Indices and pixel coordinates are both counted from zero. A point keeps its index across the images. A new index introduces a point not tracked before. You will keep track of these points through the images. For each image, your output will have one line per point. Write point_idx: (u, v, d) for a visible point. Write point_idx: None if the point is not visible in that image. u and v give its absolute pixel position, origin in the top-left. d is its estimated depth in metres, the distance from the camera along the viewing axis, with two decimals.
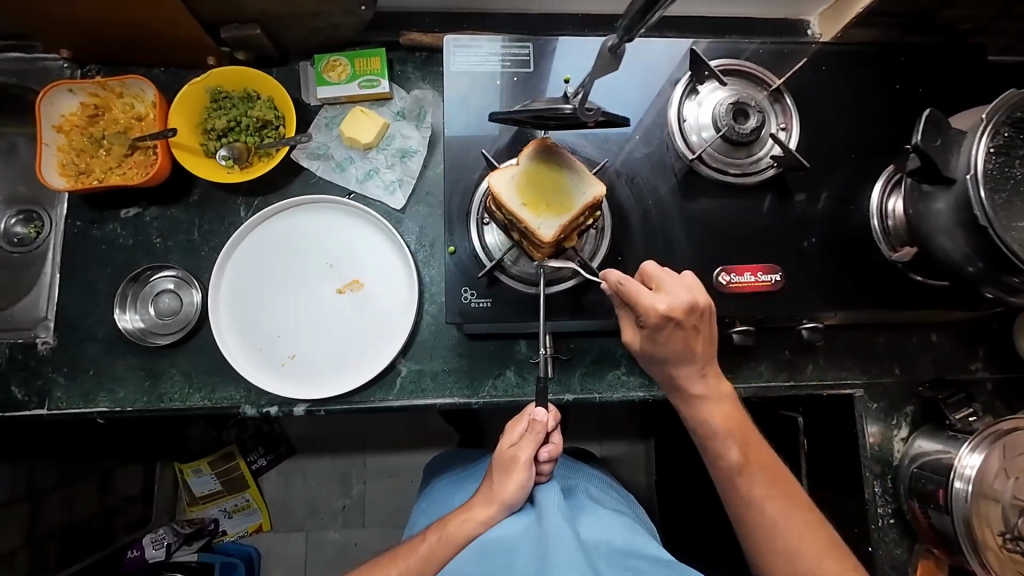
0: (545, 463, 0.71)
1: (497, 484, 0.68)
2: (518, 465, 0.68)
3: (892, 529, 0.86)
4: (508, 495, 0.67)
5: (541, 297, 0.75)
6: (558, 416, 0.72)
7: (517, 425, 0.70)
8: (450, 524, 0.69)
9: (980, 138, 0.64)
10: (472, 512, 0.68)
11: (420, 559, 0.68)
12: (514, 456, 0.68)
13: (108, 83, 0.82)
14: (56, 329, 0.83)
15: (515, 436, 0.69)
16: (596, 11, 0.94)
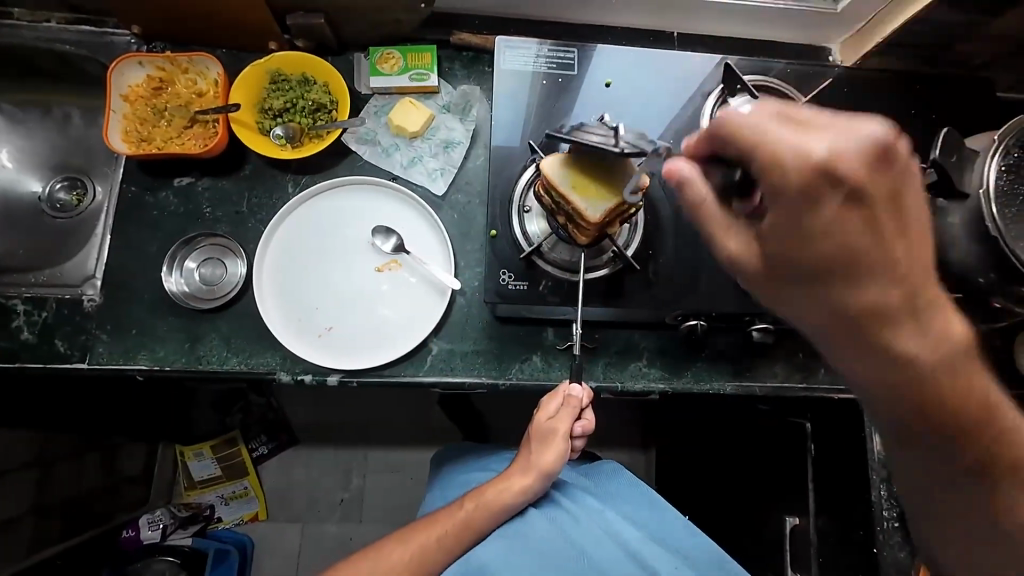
0: (578, 437, 0.79)
1: (536, 455, 0.78)
2: (555, 439, 0.77)
3: (897, 532, 0.89)
4: (546, 464, 0.77)
5: (578, 282, 0.79)
6: (591, 395, 0.79)
7: (554, 405, 0.77)
8: (487, 492, 0.79)
9: (990, 160, 0.70)
10: (516, 475, 0.79)
11: (460, 523, 0.77)
12: (553, 428, 0.77)
13: (176, 59, 0.87)
14: (103, 288, 0.86)
15: (551, 408, 0.78)
16: (635, 24, 1.01)
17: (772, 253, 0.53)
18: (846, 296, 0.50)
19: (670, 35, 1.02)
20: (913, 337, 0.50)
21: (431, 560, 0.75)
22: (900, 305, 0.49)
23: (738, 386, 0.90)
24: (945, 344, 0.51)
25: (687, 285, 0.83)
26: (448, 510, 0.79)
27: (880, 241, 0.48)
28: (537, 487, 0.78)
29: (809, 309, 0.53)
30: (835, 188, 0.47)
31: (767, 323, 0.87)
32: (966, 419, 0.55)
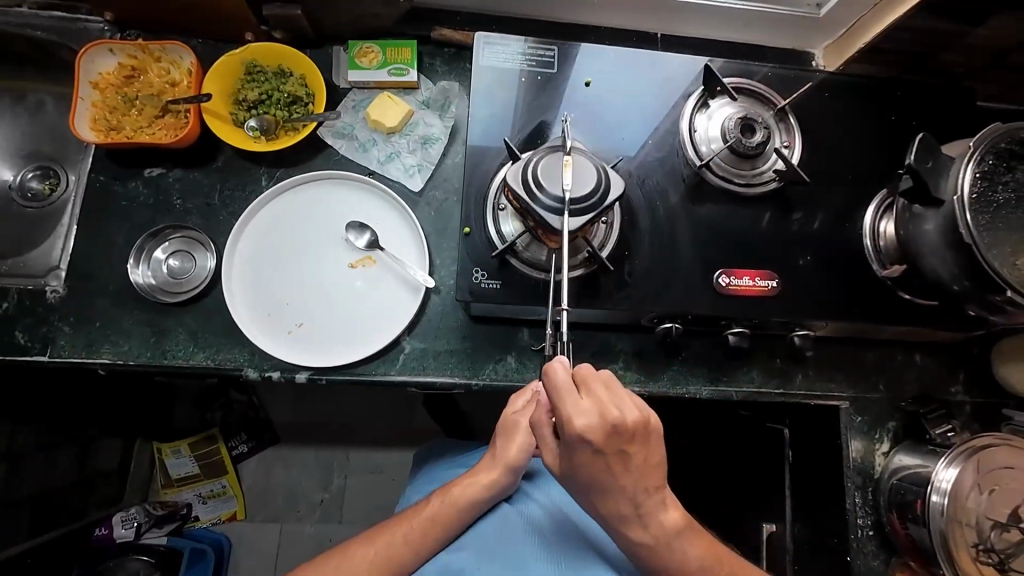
0: None
1: (501, 449, 0.77)
2: (519, 429, 0.77)
3: (871, 540, 0.89)
4: (511, 457, 0.76)
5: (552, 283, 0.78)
6: None
7: (523, 395, 0.78)
8: (454, 488, 0.76)
9: (966, 165, 0.69)
10: (480, 471, 0.77)
11: (426, 520, 0.75)
12: (515, 422, 0.77)
13: (148, 47, 0.86)
14: (67, 278, 0.84)
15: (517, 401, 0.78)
16: (618, 24, 1.00)
17: (561, 472, 0.65)
18: (593, 502, 0.65)
19: (653, 37, 1.01)
20: (634, 533, 0.66)
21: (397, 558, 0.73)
22: (627, 512, 0.65)
23: (715, 391, 0.89)
24: (663, 533, 0.67)
25: (662, 287, 0.82)
26: (416, 508, 0.77)
27: (617, 455, 0.61)
28: (503, 483, 0.76)
29: (579, 496, 0.66)
30: (584, 447, 0.60)
31: (742, 327, 0.86)
32: (691, 558, 0.69)
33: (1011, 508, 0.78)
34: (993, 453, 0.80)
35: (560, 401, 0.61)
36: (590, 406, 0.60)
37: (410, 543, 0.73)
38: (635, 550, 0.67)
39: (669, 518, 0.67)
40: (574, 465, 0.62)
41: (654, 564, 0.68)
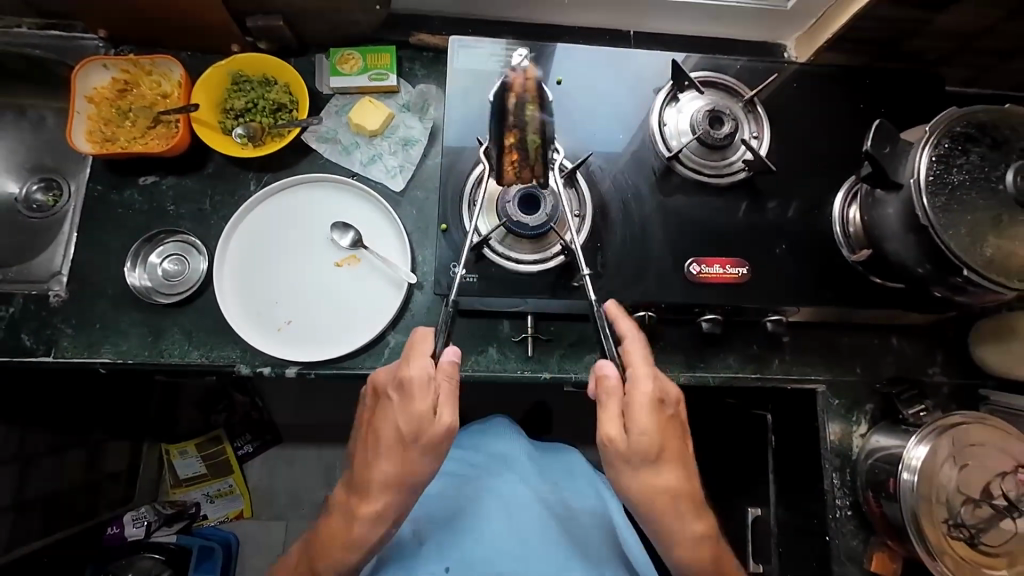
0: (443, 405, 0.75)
1: (411, 447, 0.72)
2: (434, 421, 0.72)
3: (850, 520, 0.91)
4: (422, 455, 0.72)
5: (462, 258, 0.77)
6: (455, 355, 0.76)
7: (421, 360, 0.73)
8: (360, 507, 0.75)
9: (922, 150, 0.71)
10: (387, 445, 0.73)
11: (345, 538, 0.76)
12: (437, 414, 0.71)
13: (139, 61, 0.90)
14: (68, 284, 0.88)
15: (413, 365, 0.73)
16: (591, 23, 1.03)
17: (628, 448, 0.71)
18: (649, 483, 0.72)
19: (626, 34, 1.04)
20: (685, 518, 0.74)
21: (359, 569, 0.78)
22: (678, 494, 0.73)
23: (692, 377, 0.91)
24: (701, 525, 0.76)
25: (634, 277, 0.84)
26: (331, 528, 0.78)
27: (671, 422, 0.74)
28: (426, 456, 0.72)
29: (634, 481, 0.72)
30: (661, 409, 0.73)
31: (715, 314, 0.88)
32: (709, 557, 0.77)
33: (983, 483, 0.80)
34: (964, 431, 0.81)
35: (636, 367, 0.73)
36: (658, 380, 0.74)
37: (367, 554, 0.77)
38: (663, 536, 0.75)
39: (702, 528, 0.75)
40: (658, 432, 0.71)
41: (686, 557, 0.76)
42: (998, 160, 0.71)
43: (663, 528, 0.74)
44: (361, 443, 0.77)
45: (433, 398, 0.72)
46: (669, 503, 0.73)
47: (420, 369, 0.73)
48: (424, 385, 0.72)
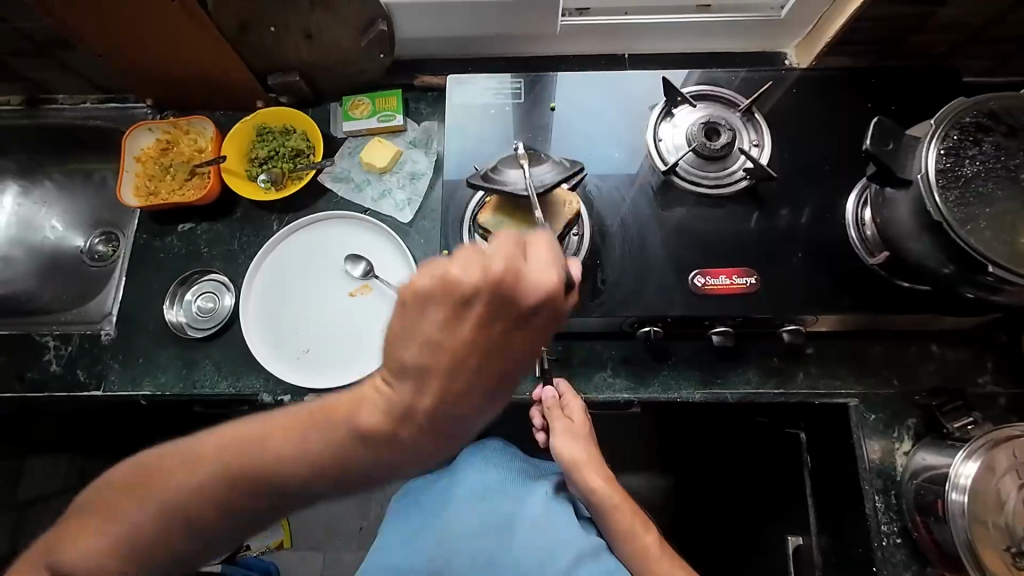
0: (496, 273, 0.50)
1: (465, 311, 0.51)
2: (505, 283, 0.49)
3: (900, 549, 0.83)
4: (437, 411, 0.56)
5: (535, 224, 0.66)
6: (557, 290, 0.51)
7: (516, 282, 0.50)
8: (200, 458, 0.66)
9: (929, 143, 0.68)
10: (498, 341, 0.53)
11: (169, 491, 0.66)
12: (512, 291, 0.50)
13: (178, 123, 1.02)
14: (117, 323, 0.98)
15: (534, 285, 0.50)
16: (585, 51, 1.07)
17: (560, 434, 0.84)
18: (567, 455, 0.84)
19: (621, 58, 1.07)
20: (596, 482, 0.83)
21: (399, 440, 0.59)
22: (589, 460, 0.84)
23: (707, 395, 0.88)
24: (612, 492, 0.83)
25: (635, 292, 0.84)
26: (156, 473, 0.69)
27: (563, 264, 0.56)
28: (537, 327, 0.53)
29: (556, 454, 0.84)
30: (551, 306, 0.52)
31: (726, 327, 0.85)
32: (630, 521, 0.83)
33: None
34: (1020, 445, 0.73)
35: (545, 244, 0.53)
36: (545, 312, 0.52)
37: (425, 416, 0.57)
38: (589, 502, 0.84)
39: (605, 483, 0.83)
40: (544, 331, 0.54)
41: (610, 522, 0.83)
42: (1015, 148, 0.68)
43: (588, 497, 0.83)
44: (445, 348, 0.53)
45: (554, 304, 0.52)
46: (585, 472, 0.83)
47: (554, 285, 0.51)
48: (541, 309, 0.51)
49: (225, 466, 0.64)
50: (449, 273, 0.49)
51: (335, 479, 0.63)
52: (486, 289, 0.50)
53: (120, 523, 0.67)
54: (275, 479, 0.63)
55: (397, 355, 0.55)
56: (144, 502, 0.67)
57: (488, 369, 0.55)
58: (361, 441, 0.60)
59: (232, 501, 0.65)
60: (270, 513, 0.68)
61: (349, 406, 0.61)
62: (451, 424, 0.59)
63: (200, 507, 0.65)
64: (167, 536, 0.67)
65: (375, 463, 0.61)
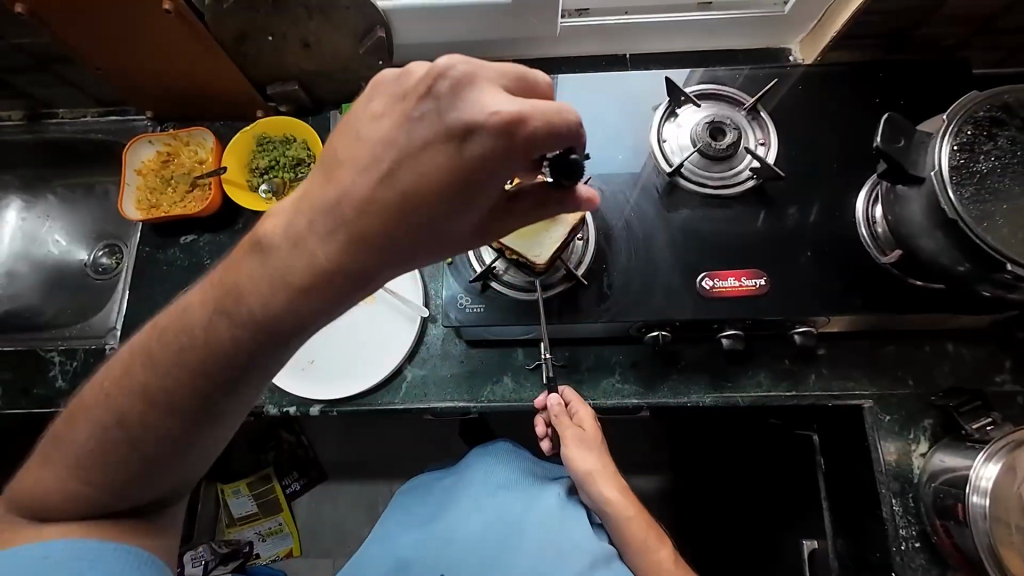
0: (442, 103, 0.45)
1: (409, 91, 0.47)
2: (439, 94, 0.45)
3: (919, 553, 0.80)
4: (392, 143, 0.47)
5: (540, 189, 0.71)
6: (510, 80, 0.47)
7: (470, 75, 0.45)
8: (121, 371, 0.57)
9: (942, 139, 0.66)
10: (426, 155, 0.46)
11: (91, 407, 0.57)
12: (447, 82, 0.45)
13: (178, 134, 1.01)
14: (121, 336, 0.98)
15: (471, 108, 0.44)
16: (586, 52, 1.06)
17: (571, 442, 0.84)
18: (579, 464, 0.85)
19: (623, 58, 1.06)
20: (609, 490, 0.84)
21: (314, 289, 0.50)
22: (601, 468, 0.85)
23: (718, 399, 0.87)
24: (625, 502, 0.84)
25: (642, 295, 0.83)
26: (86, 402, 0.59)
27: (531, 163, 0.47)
28: (473, 167, 0.45)
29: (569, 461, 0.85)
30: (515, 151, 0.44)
31: (736, 329, 0.84)
32: (643, 530, 0.84)
33: None
34: None
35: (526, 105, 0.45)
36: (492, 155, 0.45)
37: (348, 269, 0.50)
38: (602, 511, 0.85)
39: (618, 491, 0.85)
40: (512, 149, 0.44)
41: (624, 530, 0.84)
42: None
43: (601, 505, 0.84)
44: (369, 154, 0.48)
45: (493, 135, 0.44)
46: (597, 480, 0.84)
47: (500, 116, 0.43)
48: (473, 131, 0.44)
49: (136, 359, 0.55)
50: (399, 78, 0.48)
51: (242, 361, 0.53)
52: (418, 96, 0.46)
53: (59, 456, 0.58)
54: (177, 367, 0.53)
55: (323, 184, 0.49)
56: (71, 430, 0.58)
57: (416, 198, 0.47)
58: (276, 261, 0.50)
59: (140, 415, 0.55)
60: (189, 435, 0.56)
61: (250, 269, 0.51)
62: (387, 260, 0.50)
63: (115, 422, 0.55)
64: (93, 469, 0.57)
65: (289, 314, 0.50)
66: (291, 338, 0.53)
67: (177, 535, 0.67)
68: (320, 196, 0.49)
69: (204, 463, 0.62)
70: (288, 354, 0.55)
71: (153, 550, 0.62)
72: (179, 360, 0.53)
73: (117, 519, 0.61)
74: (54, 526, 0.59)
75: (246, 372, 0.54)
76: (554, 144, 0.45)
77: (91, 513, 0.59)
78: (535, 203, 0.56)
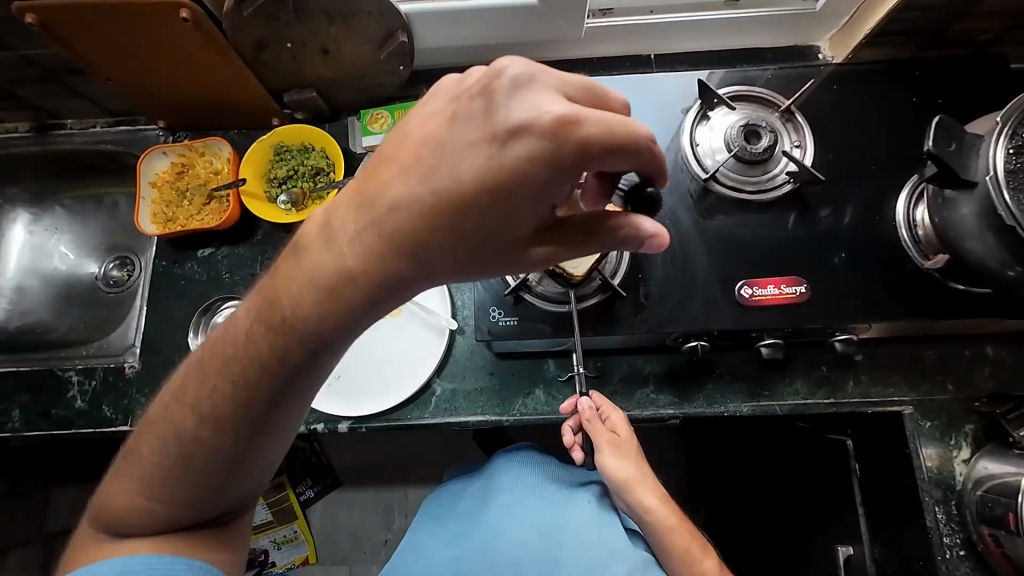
0: (496, 103, 0.42)
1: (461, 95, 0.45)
2: (493, 94, 0.43)
3: (964, 561, 0.79)
4: (442, 144, 0.44)
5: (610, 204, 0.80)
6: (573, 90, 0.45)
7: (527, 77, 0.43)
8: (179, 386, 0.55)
9: (996, 142, 0.64)
10: (467, 155, 0.43)
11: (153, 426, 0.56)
12: (504, 85, 0.43)
13: (193, 145, 0.98)
14: (141, 354, 0.95)
15: (522, 110, 0.42)
16: (610, 53, 1.03)
17: (605, 449, 0.81)
18: (615, 473, 0.81)
19: (647, 58, 1.03)
20: (647, 498, 0.81)
21: (353, 297, 0.47)
22: (638, 475, 0.82)
23: (755, 408, 0.85)
24: (664, 510, 0.82)
25: (678, 304, 0.81)
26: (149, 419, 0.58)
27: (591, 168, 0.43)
28: (515, 168, 0.42)
29: (605, 470, 0.82)
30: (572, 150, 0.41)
31: (774, 338, 0.82)
32: (684, 536, 0.82)
33: None
34: None
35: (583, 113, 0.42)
36: (546, 159, 0.41)
37: (389, 274, 0.46)
38: (640, 520, 0.82)
39: (657, 500, 0.82)
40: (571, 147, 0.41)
41: (664, 538, 0.82)
42: None
43: (639, 515, 0.82)
44: (417, 155, 0.45)
45: (541, 137, 0.41)
46: (635, 489, 0.81)
47: (551, 118, 0.41)
48: (520, 133, 0.41)
49: (192, 373, 0.53)
50: (454, 85, 0.46)
51: (279, 374, 0.50)
52: (470, 97, 0.44)
53: (125, 474, 0.56)
54: (224, 379, 0.51)
55: (370, 185, 0.47)
56: (133, 447, 0.56)
57: (461, 196, 0.43)
58: (327, 267, 0.47)
59: (189, 431, 0.53)
60: (246, 449, 0.54)
61: (287, 276, 0.48)
62: (441, 264, 0.47)
63: (168, 438, 0.54)
64: (153, 488, 0.55)
65: (328, 325, 0.48)
66: (330, 348, 0.50)
67: (245, 548, 0.63)
68: (361, 199, 0.46)
69: (265, 477, 0.60)
70: (329, 365, 0.52)
71: (216, 563, 0.58)
72: (234, 374, 0.51)
73: (192, 531, 0.58)
74: (126, 542, 0.57)
75: (290, 385, 0.51)
76: (612, 157, 0.42)
77: (164, 528, 0.57)
78: (579, 231, 0.49)
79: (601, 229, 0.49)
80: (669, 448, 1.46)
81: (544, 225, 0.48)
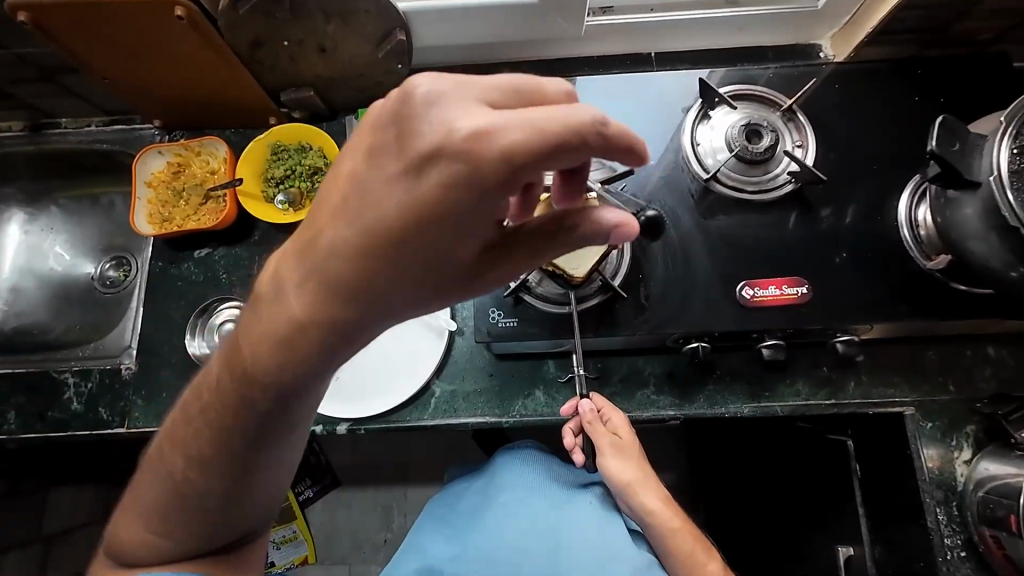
0: (411, 131, 0.41)
1: (382, 122, 0.44)
2: (409, 121, 0.42)
3: (965, 563, 0.79)
4: (369, 178, 0.43)
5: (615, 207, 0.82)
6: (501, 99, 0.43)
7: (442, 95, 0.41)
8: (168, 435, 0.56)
9: (1000, 141, 0.64)
10: (390, 188, 0.42)
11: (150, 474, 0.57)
12: (414, 111, 0.41)
13: (189, 144, 0.97)
14: (137, 355, 0.95)
15: (431, 133, 0.41)
16: (609, 51, 1.02)
17: (606, 449, 0.81)
18: (616, 473, 0.81)
19: (647, 56, 1.02)
20: (649, 499, 0.81)
21: (313, 341, 0.47)
22: (640, 476, 0.82)
23: (757, 409, 0.84)
24: (666, 510, 0.81)
25: (679, 305, 0.80)
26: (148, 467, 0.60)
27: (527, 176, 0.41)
28: (435, 196, 0.41)
29: (606, 471, 0.81)
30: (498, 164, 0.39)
31: (776, 339, 0.81)
32: (686, 537, 0.82)
33: None
34: None
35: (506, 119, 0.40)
36: (469, 176, 0.40)
37: (350, 317, 0.46)
38: (642, 521, 0.82)
39: (659, 500, 0.82)
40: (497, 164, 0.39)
41: (666, 539, 0.81)
42: None
43: (641, 516, 0.81)
44: (347, 196, 0.44)
45: (456, 159, 0.40)
46: (637, 490, 0.81)
47: (461, 137, 0.40)
48: (434, 158, 0.40)
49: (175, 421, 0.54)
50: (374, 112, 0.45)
51: (248, 418, 0.50)
52: (384, 127, 0.43)
53: (131, 512, 0.57)
54: (201, 425, 0.52)
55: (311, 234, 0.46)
56: (135, 491, 0.58)
57: (395, 230, 0.42)
58: (281, 314, 0.47)
59: (178, 474, 0.53)
60: (237, 487, 0.54)
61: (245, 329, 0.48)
62: (402, 298, 0.45)
63: (163, 482, 0.54)
64: (157, 525, 0.55)
65: (291, 370, 0.48)
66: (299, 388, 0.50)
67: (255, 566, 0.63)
68: (299, 249, 0.46)
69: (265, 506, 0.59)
70: (305, 401, 0.51)
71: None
72: (210, 422, 0.51)
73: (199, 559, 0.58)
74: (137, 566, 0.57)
75: (264, 427, 0.51)
76: (549, 162, 0.39)
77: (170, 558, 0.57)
78: (533, 236, 0.47)
79: (562, 231, 0.46)
80: (669, 447, 1.45)
81: (496, 241, 0.46)
